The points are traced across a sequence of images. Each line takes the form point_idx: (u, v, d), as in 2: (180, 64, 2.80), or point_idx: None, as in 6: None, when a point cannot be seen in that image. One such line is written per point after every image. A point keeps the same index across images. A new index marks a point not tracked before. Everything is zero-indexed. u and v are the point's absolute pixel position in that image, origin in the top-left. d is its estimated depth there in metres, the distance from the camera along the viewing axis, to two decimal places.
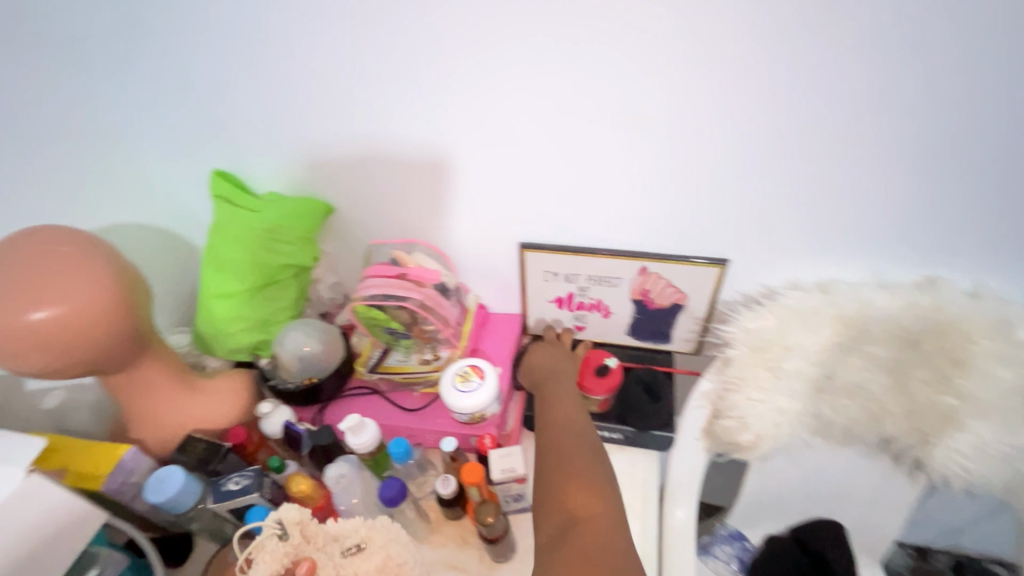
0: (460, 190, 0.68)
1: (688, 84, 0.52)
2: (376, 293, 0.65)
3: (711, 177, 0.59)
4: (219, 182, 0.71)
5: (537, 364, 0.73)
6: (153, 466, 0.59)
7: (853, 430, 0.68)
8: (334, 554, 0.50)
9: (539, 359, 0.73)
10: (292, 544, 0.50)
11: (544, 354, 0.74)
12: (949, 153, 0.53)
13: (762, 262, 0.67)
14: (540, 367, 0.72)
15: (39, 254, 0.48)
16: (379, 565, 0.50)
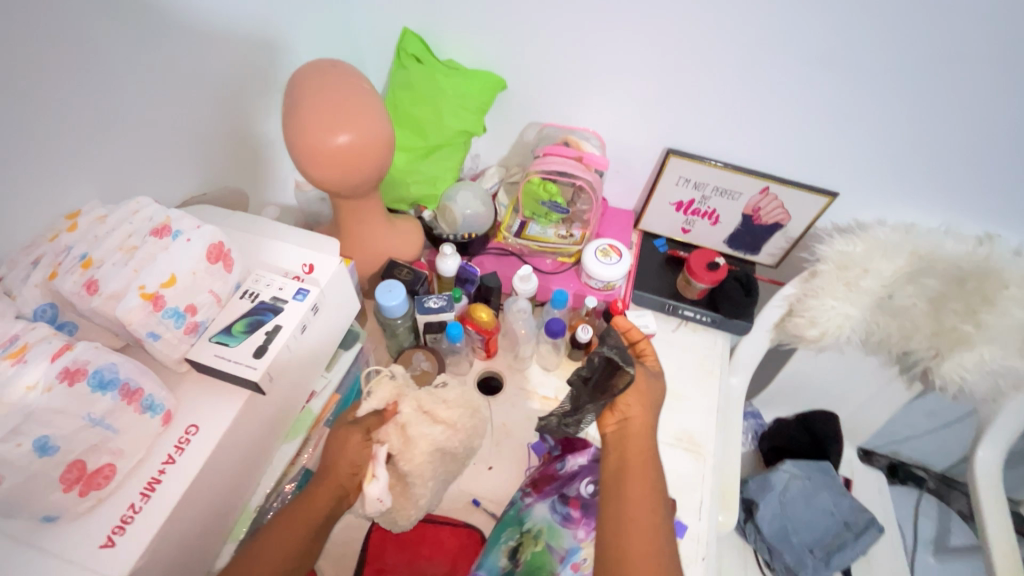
0: (634, 92, 0.78)
1: (875, 33, 0.63)
2: (557, 169, 0.75)
3: (853, 120, 0.73)
4: (410, 41, 0.79)
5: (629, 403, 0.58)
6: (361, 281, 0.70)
7: (886, 342, 0.87)
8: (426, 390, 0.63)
9: (631, 399, 0.58)
10: (398, 382, 0.61)
11: (636, 393, 0.58)
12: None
13: (860, 200, 0.82)
14: (634, 404, 0.58)
15: (343, 87, 0.57)
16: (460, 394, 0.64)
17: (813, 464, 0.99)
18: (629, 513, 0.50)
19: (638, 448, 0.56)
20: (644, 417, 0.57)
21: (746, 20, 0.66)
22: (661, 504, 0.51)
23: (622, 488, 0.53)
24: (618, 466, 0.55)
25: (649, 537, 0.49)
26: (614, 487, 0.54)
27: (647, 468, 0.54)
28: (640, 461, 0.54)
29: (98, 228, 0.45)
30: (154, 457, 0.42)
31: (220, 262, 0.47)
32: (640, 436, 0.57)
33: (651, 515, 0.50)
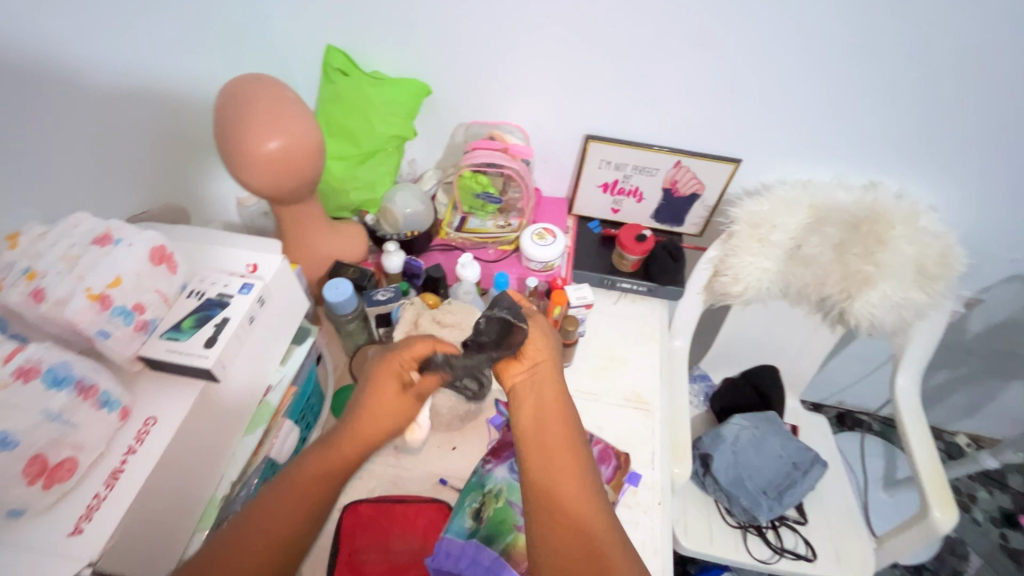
0: (550, 86, 0.85)
1: (752, 7, 0.71)
2: (485, 161, 0.81)
3: (740, 93, 0.81)
4: (335, 56, 0.83)
5: (535, 346, 0.60)
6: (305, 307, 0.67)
7: (804, 291, 0.96)
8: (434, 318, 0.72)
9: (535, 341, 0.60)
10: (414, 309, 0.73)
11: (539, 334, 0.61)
12: (906, 86, 0.76)
13: (762, 164, 0.91)
14: (540, 345, 0.60)
15: (269, 97, 0.61)
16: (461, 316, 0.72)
17: (759, 415, 1.07)
18: (555, 460, 0.53)
19: (555, 396, 0.57)
20: (552, 365, 0.59)
21: (638, 5, 0.73)
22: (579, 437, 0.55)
23: (544, 439, 0.54)
24: (535, 414, 0.56)
25: (576, 484, 0.52)
26: (534, 432, 0.55)
27: (563, 413, 0.56)
28: (556, 405, 0.56)
29: (36, 243, 0.46)
30: (113, 450, 0.45)
31: (163, 263, 0.50)
32: (551, 382, 0.58)
33: (575, 460, 0.53)
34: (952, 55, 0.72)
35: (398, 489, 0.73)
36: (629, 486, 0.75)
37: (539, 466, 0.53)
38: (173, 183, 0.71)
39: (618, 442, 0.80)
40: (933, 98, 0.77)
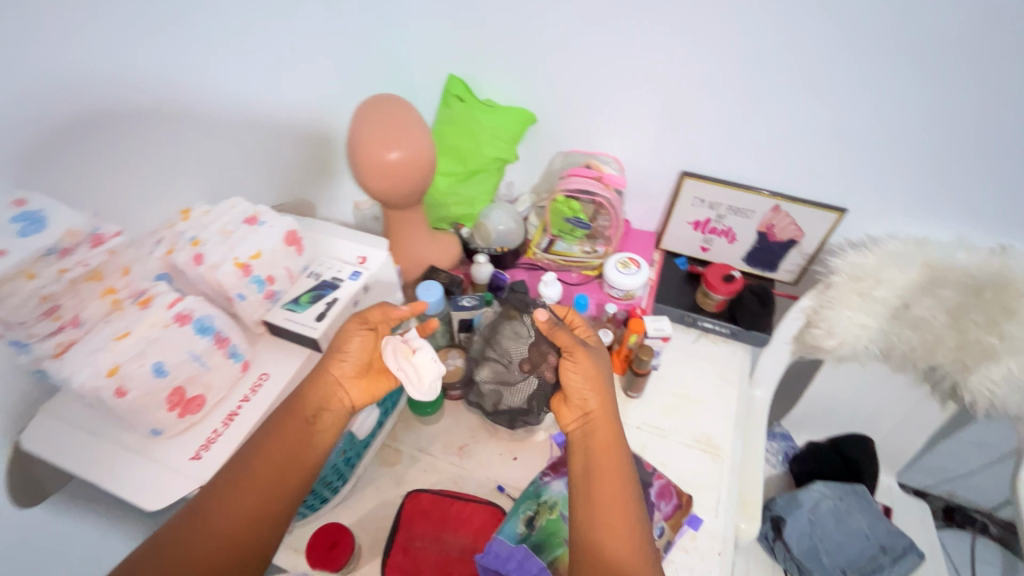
0: (650, 122, 0.88)
1: (878, 55, 0.70)
2: (579, 187, 0.85)
3: (850, 141, 0.79)
4: (455, 84, 0.93)
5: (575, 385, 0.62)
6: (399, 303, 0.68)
7: (910, 357, 0.88)
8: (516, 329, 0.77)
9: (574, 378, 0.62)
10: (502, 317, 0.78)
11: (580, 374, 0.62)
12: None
13: (871, 216, 0.86)
14: (581, 385, 0.62)
15: (395, 114, 0.69)
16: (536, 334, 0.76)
17: (846, 486, 0.97)
18: (604, 518, 0.54)
19: (608, 443, 0.59)
20: (601, 408, 0.61)
21: (753, 50, 0.75)
22: (627, 482, 0.57)
23: (594, 483, 0.56)
24: (588, 456, 0.59)
25: (620, 527, 0.54)
26: (583, 476, 0.58)
27: (617, 457, 0.58)
28: (609, 449, 0.59)
29: (203, 219, 0.56)
30: (233, 396, 0.53)
31: (294, 246, 0.59)
32: (605, 426, 0.60)
33: (623, 503, 0.55)
34: None
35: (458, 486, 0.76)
36: (688, 528, 0.72)
37: (580, 511, 0.56)
38: (307, 183, 0.82)
39: (681, 482, 0.77)
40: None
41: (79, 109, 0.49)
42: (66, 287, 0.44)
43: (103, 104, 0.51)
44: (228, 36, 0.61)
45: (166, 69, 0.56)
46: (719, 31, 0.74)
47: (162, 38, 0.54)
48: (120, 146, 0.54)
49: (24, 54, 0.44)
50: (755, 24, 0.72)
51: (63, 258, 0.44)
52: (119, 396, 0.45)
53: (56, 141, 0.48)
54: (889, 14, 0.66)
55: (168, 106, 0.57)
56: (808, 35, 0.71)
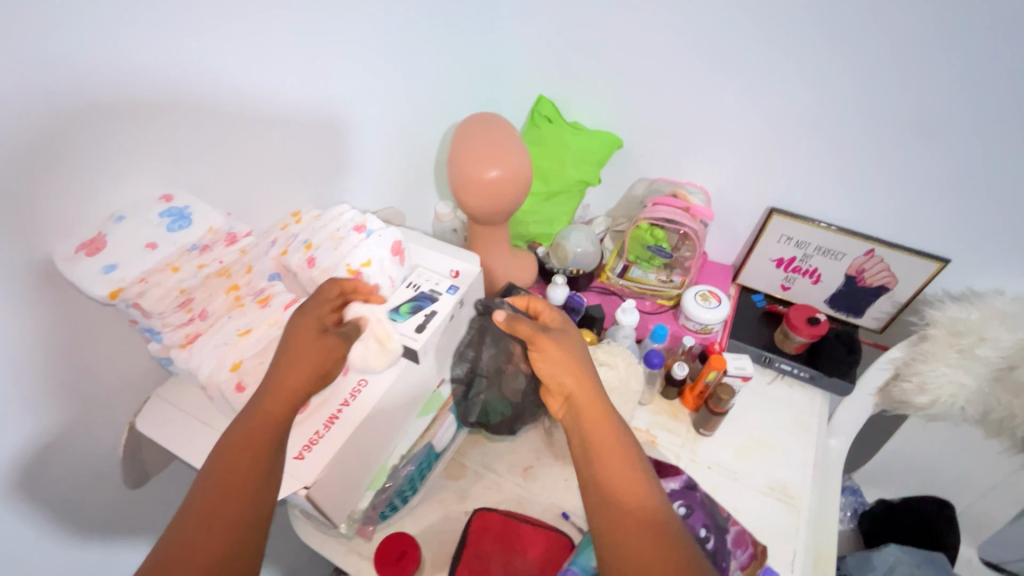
0: (742, 155, 0.87)
1: (1005, 105, 0.66)
2: (664, 216, 0.84)
3: (961, 190, 0.75)
4: (545, 105, 0.94)
5: (545, 366, 0.58)
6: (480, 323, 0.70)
7: (1008, 424, 0.82)
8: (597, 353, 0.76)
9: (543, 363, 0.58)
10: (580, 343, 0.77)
11: (546, 355, 0.58)
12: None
13: (978, 270, 0.82)
14: (549, 364, 0.57)
15: (498, 134, 0.70)
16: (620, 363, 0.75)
17: (923, 553, 0.91)
18: (613, 500, 0.49)
19: (595, 414, 0.53)
20: (577, 378, 0.55)
21: (864, 91, 0.73)
22: (627, 450, 0.51)
23: (592, 462, 0.51)
24: (582, 443, 0.53)
25: (633, 505, 0.48)
26: (580, 458, 0.52)
27: (613, 434, 0.52)
28: (598, 423, 0.53)
29: (314, 223, 0.59)
30: (335, 399, 0.54)
31: (398, 256, 0.60)
32: (586, 395, 0.55)
33: (633, 482, 0.49)
34: None
35: (523, 508, 0.76)
36: None
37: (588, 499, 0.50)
38: (398, 192, 0.84)
39: (754, 530, 0.74)
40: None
41: (221, 115, 0.52)
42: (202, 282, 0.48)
43: (241, 111, 0.54)
44: (352, 51, 0.64)
45: (297, 81, 0.58)
46: (829, 70, 0.73)
47: (298, 51, 0.57)
48: (250, 150, 0.57)
49: (186, 62, 0.47)
50: (869, 66, 0.70)
51: (202, 254, 0.48)
52: (238, 392, 0.46)
53: (200, 144, 0.51)
54: (1023, 63, 0.63)
55: (292, 115, 0.60)
56: (927, 78, 0.68)
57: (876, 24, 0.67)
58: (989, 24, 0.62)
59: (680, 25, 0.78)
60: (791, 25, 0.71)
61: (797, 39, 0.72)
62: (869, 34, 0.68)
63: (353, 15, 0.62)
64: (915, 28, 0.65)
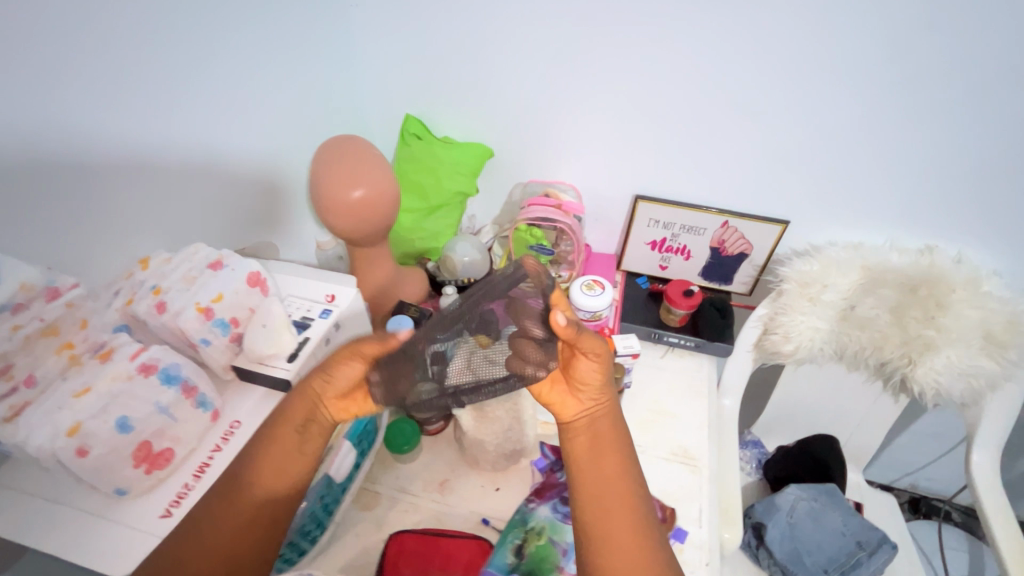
0: (604, 150, 0.93)
1: (811, 73, 0.76)
2: (540, 215, 0.88)
3: (786, 157, 0.86)
4: (412, 123, 0.95)
5: (583, 378, 0.61)
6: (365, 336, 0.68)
7: (862, 354, 0.93)
8: None
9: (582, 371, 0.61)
10: None
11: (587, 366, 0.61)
12: (974, 152, 0.78)
13: (813, 226, 0.93)
14: (586, 377, 0.61)
15: (360, 154, 0.71)
16: None
17: (816, 486, 1.00)
18: (615, 505, 0.56)
19: (612, 435, 0.61)
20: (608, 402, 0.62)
21: (700, 74, 0.80)
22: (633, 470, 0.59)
23: (602, 469, 0.58)
24: (592, 448, 0.60)
25: (631, 510, 0.56)
26: (589, 461, 0.59)
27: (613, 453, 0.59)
28: (614, 442, 0.60)
29: (164, 266, 0.55)
30: (203, 447, 0.50)
31: (258, 286, 0.57)
32: (611, 417, 0.62)
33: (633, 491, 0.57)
34: (999, 123, 0.74)
35: (443, 523, 0.75)
36: (674, 542, 0.73)
37: (590, 499, 0.57)
38: (272, 227, 0.81)
39: (664, 497, 0.78)
40: (992, 163, 0.78)
41: (41, 141, 0.47)
42: (22, 345, 0.42)
43: (70, 147, 0.50)
44: (201, 85, 0.62)
45: (140, 120, 0.55)
46: (668, 59, 0.80)
47: (134, 85, 0.54)
48: (88, 187, 0.52)
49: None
50: (694, 57, 0.79)
51: (15, 315, 0.42)
52: (81, 456, 0.42)
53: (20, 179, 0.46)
54: (819, 34, 0.73)
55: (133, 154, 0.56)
56: (741, 63, 0.78)
57: (691, 18, 0.75)
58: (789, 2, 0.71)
59: (527, 36, 0.83)
60: (629, 20, 0.77)
61: (637, 33, 0.79)
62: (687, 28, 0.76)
63: (197, 46, 0.60)
64: (724, 19, 0.74)
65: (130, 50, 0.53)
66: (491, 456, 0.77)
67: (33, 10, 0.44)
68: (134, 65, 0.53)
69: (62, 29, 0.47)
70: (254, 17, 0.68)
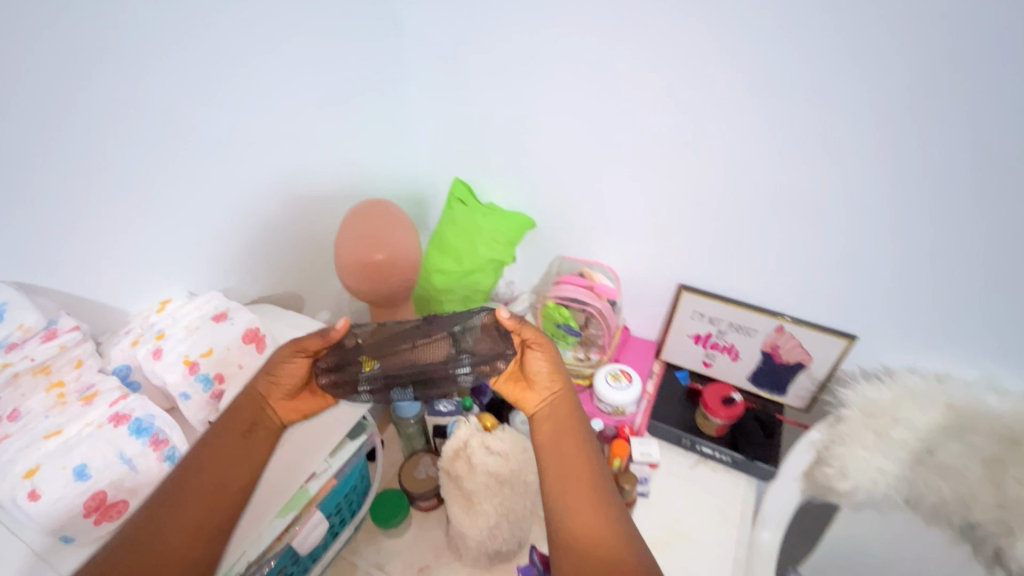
0: (649, 235, 0.87)
1: (888, 181, 0.67)
2: (569, 296, 0.84)
3: (856, 266, 0.75)
4: (458, 186, 0.94)
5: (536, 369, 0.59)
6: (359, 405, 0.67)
7: (941, 510, 0.76)
8: (487, 436, 0.73)
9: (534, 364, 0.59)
10: (470, 425, 0.74)
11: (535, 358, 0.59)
12: None
13: (887, 346, 0.80)
14: (540, 365, 0.59)
15: (386, 218, 0.72)
16: (510, 448, 0.72)
17: None
18: (577, 491, 0.56)
19: (569, 422, 0.60)
20: (562, 388, 0.61)
21: (755, 170, 0.73)
22: (594, 455, 0.58)
23: (562, 457, 0.58)
24: (553, 436, 0.59)
25: (594, 498, 0.56)
26: (551, 449, 0.59)
27: (579, 439, 0.59)
28: (571, 429, 0.59)
29: (176, 311, 0.58)
30: (159, 501, 0.49)
31: (253, 343, 0.59)
32: (567, 403, 0.61)
33: (596, 477, 0.57)
34: None
35: None
36: None
37: (554, 486, 0.57)
38: (304, 276, 0.84)
39: None
40: None
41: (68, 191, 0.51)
42: (8, 381, 0.47)
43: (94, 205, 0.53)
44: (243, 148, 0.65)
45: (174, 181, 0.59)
46: (722, 150, 0.73)
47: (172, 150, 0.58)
48: (121, 230, 0.57)
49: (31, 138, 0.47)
50: (750, 152, 0.72)
51: (9, 352, 0.47)
52: (32, 499, 0.42)
53: (49, 219, 0.51)
54: (900, 139, 0.63)
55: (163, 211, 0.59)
56: (804, 162, 0.70)
57: (747, 113, 0.69)
58: (861, 102, 0.63)
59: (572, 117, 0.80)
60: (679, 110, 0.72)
61: (686, 124, 0.73)
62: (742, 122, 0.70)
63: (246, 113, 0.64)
64: (785, 117, 0.67)
65: (173, 113, 0.57)
66: (474, 551, 0.70)
67: (85, 77, 0.49)
68: (177, 127, 0.58)
69: (108, 94, 0.51)
70: (308, 87, 0.72)
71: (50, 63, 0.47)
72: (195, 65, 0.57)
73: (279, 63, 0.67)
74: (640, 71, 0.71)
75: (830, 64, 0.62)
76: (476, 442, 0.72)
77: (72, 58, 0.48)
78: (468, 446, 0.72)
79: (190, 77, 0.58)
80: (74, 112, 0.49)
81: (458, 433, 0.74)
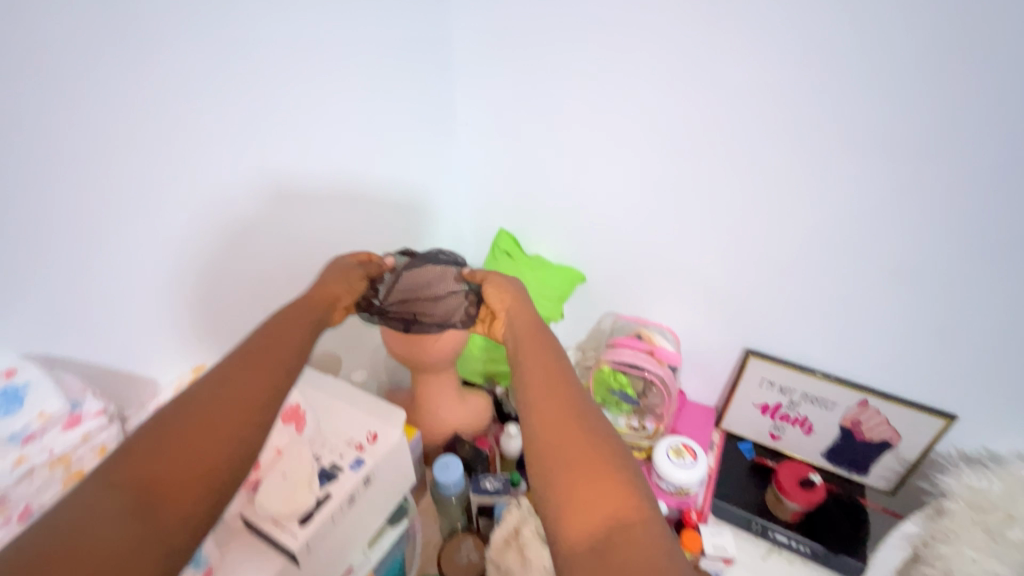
0: (712, 296, 0.81)
1: (1000, 246, 0.59)
2: (628, 361, 0.77)
3: (955, 338, 0.67)
4: (504, 238, 0.91)
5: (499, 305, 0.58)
6: (401, 487, 0.60)
7: None
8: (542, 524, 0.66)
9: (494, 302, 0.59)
10: (521, 509, 0.67)
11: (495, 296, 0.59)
12: None
13: (993, 428, 0.70)
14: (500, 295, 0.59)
15: None
16: None
17: None
18: (535, 393, 0.45)
19: (530, 335, 0.53)
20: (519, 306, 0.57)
21: (841, 231, 0.67)
22: (560, 360, 0.49)
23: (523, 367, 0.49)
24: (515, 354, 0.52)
25: (558, 395, 0.44)
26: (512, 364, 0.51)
27: (543, 348, 0.50)
28: (531, 340, 0.52)
29: None
30: None
31: (293, 422, 0.54)
32: (524, 318, 0.55)
33: (560, 379, 0.46)
34: None
35: None
36: None
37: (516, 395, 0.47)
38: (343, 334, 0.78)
39: None
40: None
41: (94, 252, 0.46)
42: (20, 479, 0.41)
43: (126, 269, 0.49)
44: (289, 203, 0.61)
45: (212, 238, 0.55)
46: (801, 209, 0.67)
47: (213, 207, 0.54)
48: (152, 293, 0.52)
49: (67, 206, 0.44)
50: (834, 211, 0.66)
51: (26, 445, 0.42)
52: None
53: (75, 282, 0.46)
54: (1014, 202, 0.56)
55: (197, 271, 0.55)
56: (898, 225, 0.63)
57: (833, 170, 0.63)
58: (970, 161, 0.56)
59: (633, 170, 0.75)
60: (755, 165, 0.67)
61: (762, 180, 0.68)
62: (827, 179, 0.64)
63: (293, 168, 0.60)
64: (877, 174, 0.61)
65: (212, 170, 0.53)
66: None
67: (124, 132, 0.45)
68: (216, 183, 0.54)
69: (151, 155, 0.48)
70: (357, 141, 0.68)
71: (88, 118, 0.43)
72: (242, 119, 0.54)
73: (329, 118, 0.64)
74: (709, 125, 0.67)
75: (930, 120, 0.56)
76: (530, 530, 0.65)
77: (112, 113, 0.44)
78: (520, 534, 0.64)
79: (236, 135, 0.54)
80: (115, 176, 0.46)
81: (508, 518, 0.67)
